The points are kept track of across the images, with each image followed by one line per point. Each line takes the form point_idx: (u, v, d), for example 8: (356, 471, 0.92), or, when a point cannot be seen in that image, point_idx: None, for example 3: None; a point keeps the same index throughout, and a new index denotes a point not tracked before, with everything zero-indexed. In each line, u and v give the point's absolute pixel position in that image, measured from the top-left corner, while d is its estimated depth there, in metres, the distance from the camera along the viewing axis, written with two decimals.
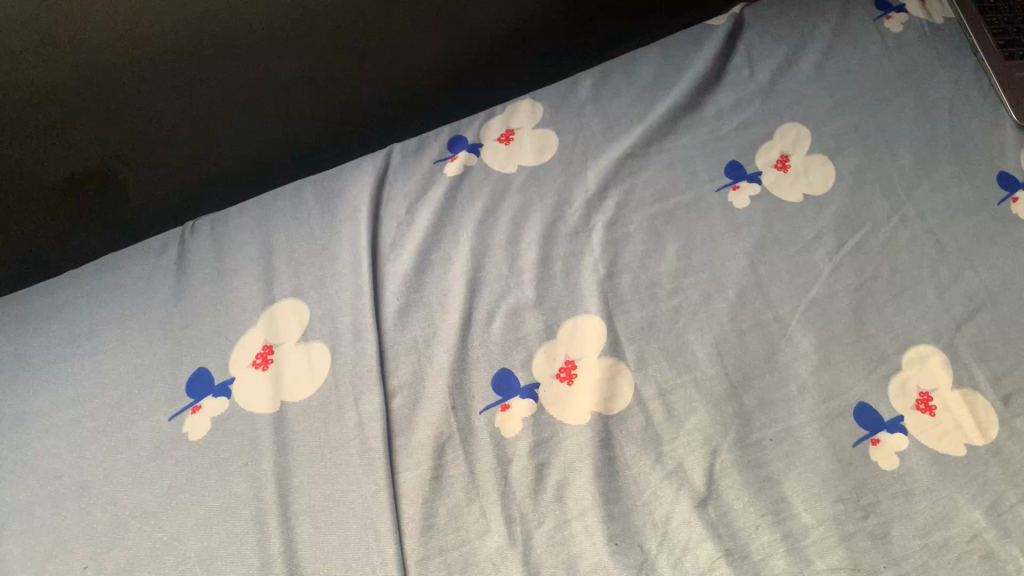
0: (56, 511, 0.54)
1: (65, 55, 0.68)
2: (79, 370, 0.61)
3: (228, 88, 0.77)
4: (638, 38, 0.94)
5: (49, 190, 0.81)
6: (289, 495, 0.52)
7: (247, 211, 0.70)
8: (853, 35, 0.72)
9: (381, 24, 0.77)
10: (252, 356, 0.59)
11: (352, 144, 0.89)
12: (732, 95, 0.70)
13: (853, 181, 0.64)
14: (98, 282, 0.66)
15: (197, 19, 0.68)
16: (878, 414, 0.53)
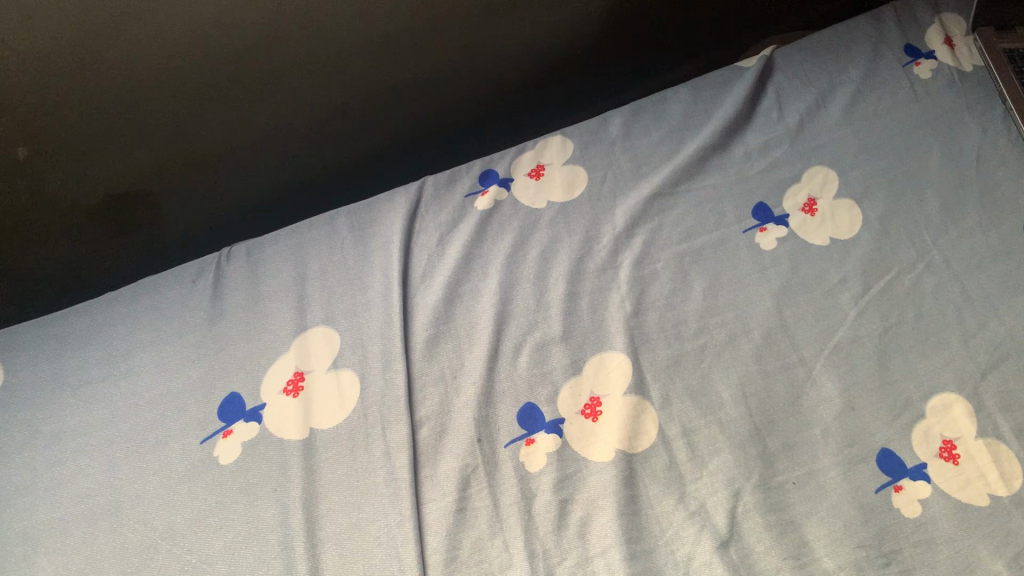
0: (88, 531, 0.55)
1: (108, 82, 0.70)
2: (114, 391, 0.62)
3: (264, 114, 0.78)
4: (672, 68, 0.94)
5: (87, 212, 0.83)
6: (315, 522, 0.53)
7: (282, 238, 0.71)
8: (880, 80, 0.73)
9: (417, 57, 0.78)
10: (283, 382, 0.60)
11: (386, 174, 0.90)
12: (760, 137, 0.72)
13: (879, 226, 0.64)
14: (136, 304, 0.68)
15: (237, 49, 0.70)
16: (901, 459, 0.53)
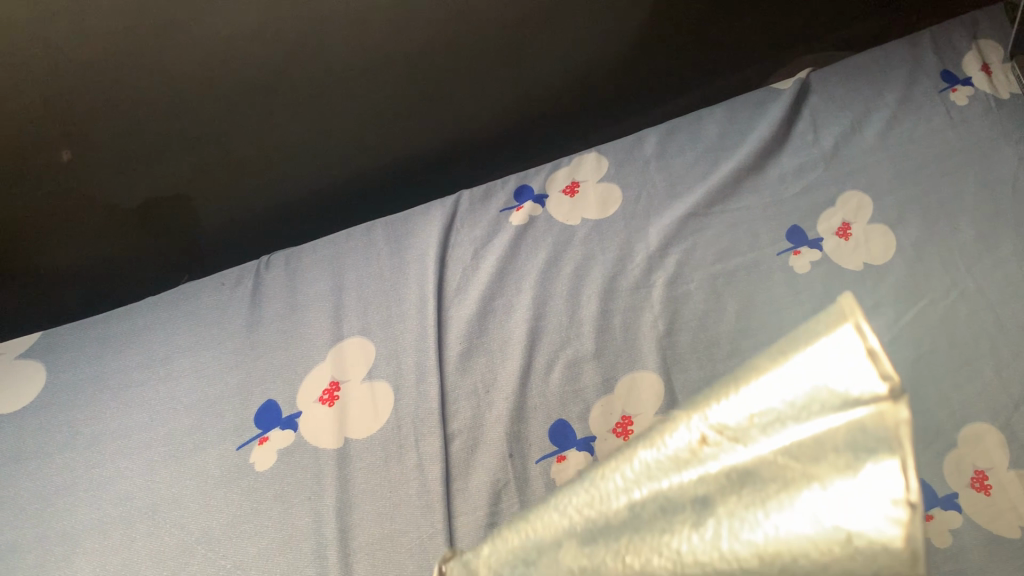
0: (126, 534, 0.56)
1: (153, 88, 0.71)
2: (153, 396, 0.63)
3: (302, 123, 0.79)
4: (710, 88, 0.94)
5: (126, 217, 0.84)
6: (348, 531, 0.53)
7: (320, 248, 0.72)
8: (916, 106, 0.73)
9: (454, 70, 0.79)
10: (319, 392, 0.61)
11: (420, 187, 0.91)
12: (795, 159, 0.72)
13: (913, 253, 0.64)
14: (176, 309, 0.69)
15: (277, 59, 0.71)
16: (932, 489, 0.54)
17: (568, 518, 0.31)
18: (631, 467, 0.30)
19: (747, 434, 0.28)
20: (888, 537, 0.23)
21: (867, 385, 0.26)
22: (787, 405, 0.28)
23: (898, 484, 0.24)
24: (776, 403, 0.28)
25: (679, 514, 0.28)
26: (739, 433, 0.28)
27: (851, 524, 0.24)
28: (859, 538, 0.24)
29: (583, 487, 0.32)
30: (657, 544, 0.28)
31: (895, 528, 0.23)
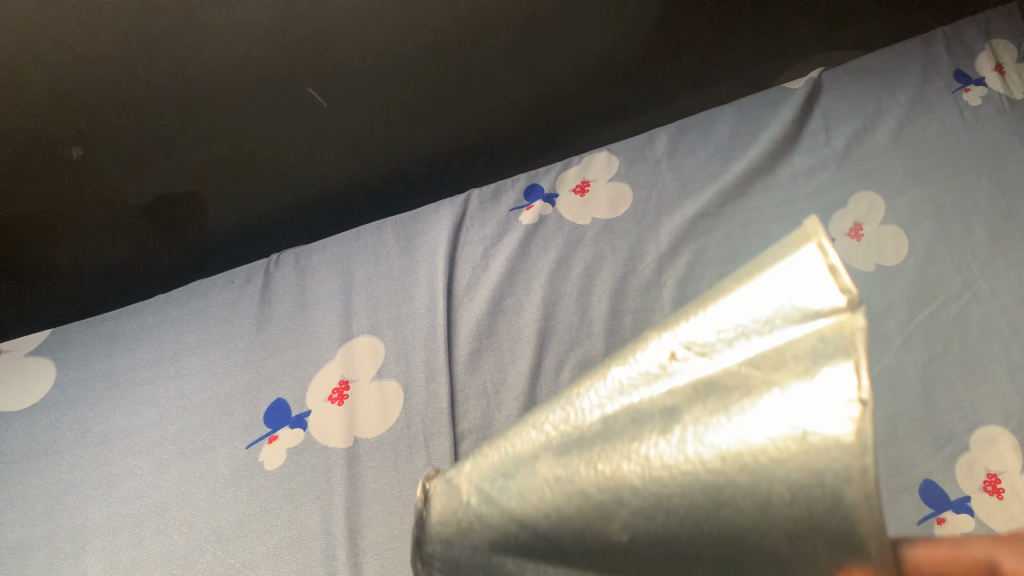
0: (136, 531, 0.56)
1: (164, 84, 0.71)
2: (162, 393, 0.63)
3: (313, 121, 0.79)
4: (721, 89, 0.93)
5: (136, 214, 0.84)
6: (358, 530, 0.53)
7: (330, 246, 0.72)
8: (928, 105, 0.73)
9: (465, 67, 0.78)
10: (328, 391, 0.60)
11: (431, 185, 0.91)
12: (807, 159, 0.72)
13: (925, 254, 0.64)
14: (185, 307, 0.69)
15: (288, 56, 0.71)
16: (945, 492, 0.53)
17: (545, 434, 0.29)
18: (604, 385, 0.29)
19: (716, 347, 0.27)
20: (840, 433, 0.22)
21: (827, 299, 0.25)
22: (755, 322, 0.27)
23: (853, 383, 0.23)
24: (745, 321, 0.27)
25: (646, 421, 0.27)
26: (709, 346, 0.27)
27: (808, 423, 0.23)
28: (814, 435, 0.23)
29: (559, 407, 0.29)
30: (626, 451, 0.27)
31: (848, 424, 0.22)
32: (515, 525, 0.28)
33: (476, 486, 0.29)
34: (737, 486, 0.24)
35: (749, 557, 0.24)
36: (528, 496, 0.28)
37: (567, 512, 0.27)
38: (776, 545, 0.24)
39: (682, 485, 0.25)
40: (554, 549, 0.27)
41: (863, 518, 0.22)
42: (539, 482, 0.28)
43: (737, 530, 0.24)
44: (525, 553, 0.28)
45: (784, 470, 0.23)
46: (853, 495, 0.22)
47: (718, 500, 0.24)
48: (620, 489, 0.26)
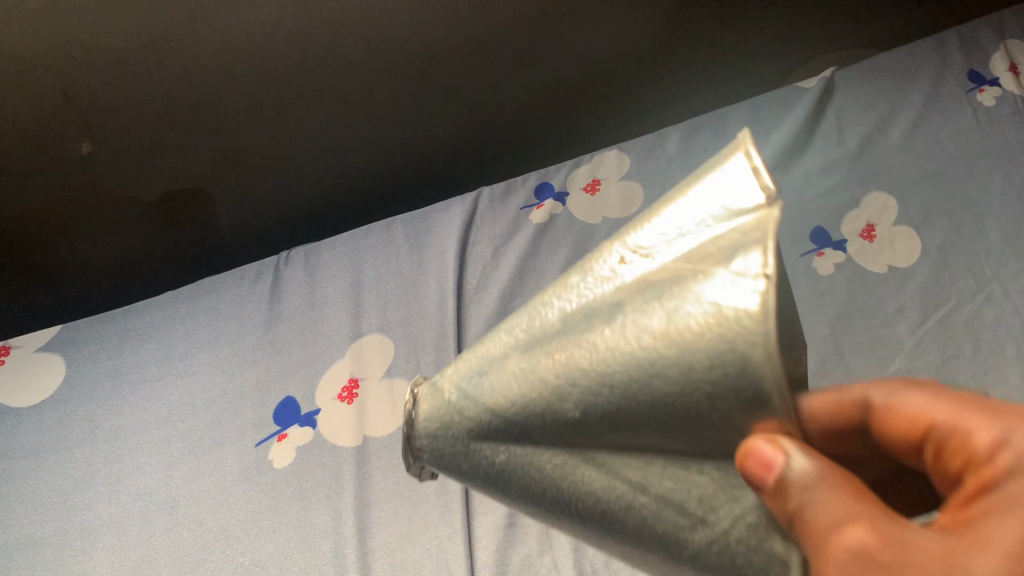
0: (144, 528, 0.56)
1: (172, 80, 0.71)
2: (173, 390, 0.63)
3: (323, 118, 0.78)
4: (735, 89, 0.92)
5: (145, 211, 0.83)
6: (367, 530, 0.53)
7: (340, 243, 0.71)
8: (941, 107, 0.72)
9: (474, 65, 0.78)
10: (337, 389, 0.60)
11: (444, 185, 0.91)
12: (820, 158, 0.72)
13: (938, 256, 0.63)
14: (196, 304, 0.69)
15: (296, 51, 0.71)
16: None
17: (513, 338, 0.34)
18: (563, 291, 0.33)
19: (657, 249, 0.30)
20: (749, 306, 0.25)
21: (751, 198, 0.28)
22: (690, 225, 0.30)
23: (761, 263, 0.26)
24: (684, 226, 0.30)
25: (595, 316, 0.31)
26: (653, 248, 0.31)
27: (722, 298, 0.26)
28: (727, 308, 0.26)
29: (528, 316, 0.34)
30: (576, 341, 0.31)
31: (756, 297, 0.25)
32: (489, 413, 0.33)
33: (456, 386, 0.35)
34: (664, 358, 0.27)
35: (677, 419, 0.28)
36: (499, 388, 0.33)
37: (529, 397, 0.31)
38: (700, 407, 0.27)
39: (621, 363, 0.29)
40: (519, 432, 0.32)
41: (769, 378, 0.25)
42: (506, 375, 0.33)
43: (668, 399, 0.27)
44: (496, 438, 0.33)
45: (703, 341, 0.26)
46: (760, 357, 0.25)
47: (650, 373, 0.28)
48: (569, 372, 0.30)
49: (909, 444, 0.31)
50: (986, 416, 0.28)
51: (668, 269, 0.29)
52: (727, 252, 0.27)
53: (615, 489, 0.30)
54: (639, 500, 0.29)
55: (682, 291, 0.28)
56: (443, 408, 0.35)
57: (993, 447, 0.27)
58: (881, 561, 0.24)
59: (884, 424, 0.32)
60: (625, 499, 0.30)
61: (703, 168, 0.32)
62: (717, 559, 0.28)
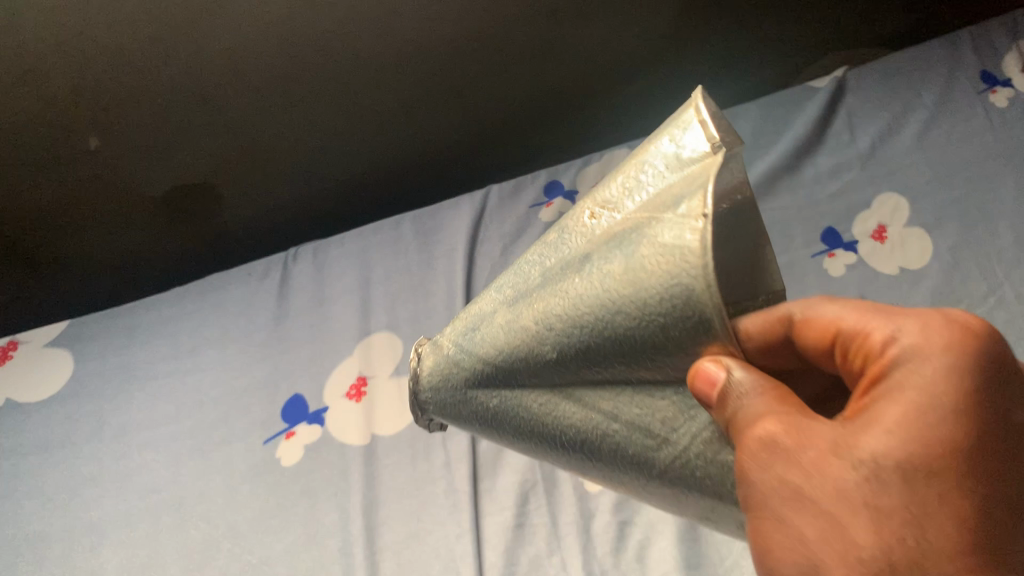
0: (152, 525, 0.55)
1: (181, 74, 0.70)
2: (181, 387, 0.63)
3: (331, 114, 0.78)
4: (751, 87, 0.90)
5: (151, 206, 0.83)
6: (375, 529, 0.53)
7: (348, 240, 0.71)
8: (954, 109, 0.72)
9: (484, 62, 0.77)
10: (346, 387, 0.60)
11: (454, 184, 0.89)
12: (832, 159, 0.72)
13: (950, 258, 0.63)
14: (203, 301, 0.68)
15: (305, 46, 0.70)
16: None
17: (503, 297, 0.39)
18: (545, 251, 0.38)
19: (620, 204, 0.35)
20: (689, 242, 0.29)
21: (699, 147, 0.33)
22: (649, 179, 0.34)
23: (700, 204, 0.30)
24: (644, 181, 0.34)
25: (568, 269, 0.35)
26: (618, 204, 0.35)
27: (668, 238, 0.30)
28: (671, 247, 0.30)
29: (517, 275, 0.39)
30: (552, 291, 0.35)
31: (694, 235, 0.29)
32: (483, 363, 0.38)
33: (455, 341, 0.40)
34: (622, 297, 0.31)
35: (637, 351, 0.32)
36: (489, 340, 0.38)
37: (513, 345, 0.36)
38: (655, 339, 0.31)
39: (587, 305, 0.33)
40: (508, 376, 0.37)
41: (708, 306, 0.28)
42: (495, 328, 0.38)
43: (628, 332, 0.31)
44: (490, 384, 0.38)
45: (653, 279, 0.30)
46: (699, 288, 0.28)
47: (612, 310, 0.32)
48: (546, 319, 0.35)
49: (826, 353, 0.30)
50: (892, 316, 0.29)
51: (630, 221, 0.33)
52: (673, 201, 0.31)
53: (591, 420, 0.35)
54: (612, 426, 0.34)
55: (637, 237, 0.32)
56: (443, 362, 0.40)
57: (896, 344, 0.28)
58: (787, 449, 0.27)
59: (803, 335, 0.30)
60: (600, 427, 0.35)
61: (660, 129, 0.36)
62: (680, 472, 0.33)
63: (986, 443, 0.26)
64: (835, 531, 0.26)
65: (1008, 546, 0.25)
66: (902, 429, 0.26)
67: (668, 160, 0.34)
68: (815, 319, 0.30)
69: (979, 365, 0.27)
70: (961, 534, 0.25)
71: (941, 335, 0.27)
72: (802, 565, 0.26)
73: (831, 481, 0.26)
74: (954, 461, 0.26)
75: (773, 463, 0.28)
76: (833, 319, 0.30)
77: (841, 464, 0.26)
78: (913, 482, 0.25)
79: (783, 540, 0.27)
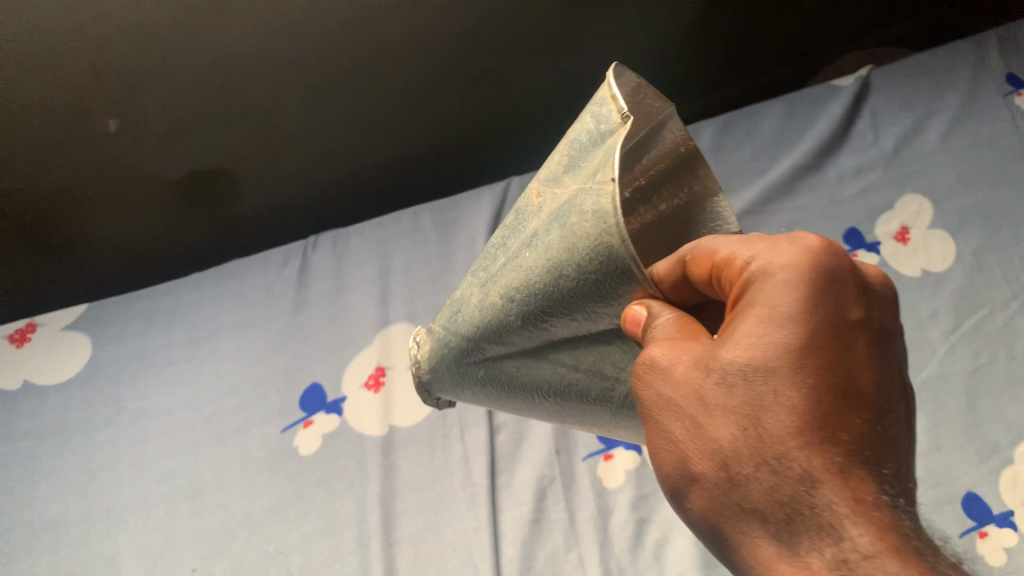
0: (168, 511, 0.55)
1: (202, 56, 0.70)
2: (198, 373, 0.63)
3: (351, 101, 0.77)
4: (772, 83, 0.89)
5: (166, 187, 0.81)
6: (392, 520, 0.52)
7: (368, 230, 0.70)
8: (979, 109, 0.71)
9: (505, 51, 0.77)
10: (364, 377, 0.60)
11: (472, 175, 0.89)
12: (854, 159, 0.71)
13: (973, 261, 0.62)
14: (221, 287, 0.68)
15: (327, 31, 0.70)
16: (988, 505, 0.51)
17: (474, 279, 0.42)
18: (506, 232, 0.41)
19: (560, 179, 0.38)
20: (606, 204, 0.32)
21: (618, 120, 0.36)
22: (582, 153, 0.37)
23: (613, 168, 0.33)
24: (577, 157, 0.37)
25: (521, 245, 0.38)
26: (559, 180, 0.38)
27: (590, 202, 0.33)
28: (594, 211, 0.33)
29: (485, 257, 0.42)
30: (509, 266, 0.38)
31: (609, 197, 0.32)
32: (462, 341, 0.42)
33: (440, 325, 0.44)
34: (560, 261, 0.34)
35: (581, 308, 0.34)
36: (464, 320, 0.41)
37: (482, 319, 0.39)
38: (594, 296, 0.33)
39: (534, 273, 0.36)
40: (483, 349, 0.40)
41: (629, 259, 0.31)
42: (468, 308, 0.41)
43: (571, 293, 0.34)
44: (471, 359, 0.42)
45: (580, 243, 0.33)
46: (618, 243, 0.31)
47: (554, 274, 0.34)
48: (504, 293, 0.37)
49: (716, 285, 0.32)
50: (754, 242, 0.31)
51: (567, 192, 0.36)
52: (597, 171, 0.34)
53: (558, 374, 0.38)
54: (573, 375, 0.38)
55: (570, 207, 0.35)
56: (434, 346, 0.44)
57: (751, 265, 0.30)
58: (660, 367, 0.30)
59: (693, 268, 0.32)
60: (566, 379, 0.38)
61: (587, 109, 0.39)
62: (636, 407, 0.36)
63: (820, 343, 0.28)
64: (696, 431, 0.29)
65: (843, 430, 0.28)
66: (747, 337, 0.28)
67: (596, 134, 0.37)
68: (696, 251, 0.32)
69: (811, 276, 0.29)
70: (802, 422, 0.27)
71: (785, 255, 0.30)
72: (674, 462, 0.30)
73: (694, 388, 0.29)
74: (794, 360, 0.28)
75: (652, 378, 0.30)
76: (709, 248, 0.31)
77: (700, 374, 0.29)
78: (757, 382, 0.28)
79: (665, 443, 0.30)
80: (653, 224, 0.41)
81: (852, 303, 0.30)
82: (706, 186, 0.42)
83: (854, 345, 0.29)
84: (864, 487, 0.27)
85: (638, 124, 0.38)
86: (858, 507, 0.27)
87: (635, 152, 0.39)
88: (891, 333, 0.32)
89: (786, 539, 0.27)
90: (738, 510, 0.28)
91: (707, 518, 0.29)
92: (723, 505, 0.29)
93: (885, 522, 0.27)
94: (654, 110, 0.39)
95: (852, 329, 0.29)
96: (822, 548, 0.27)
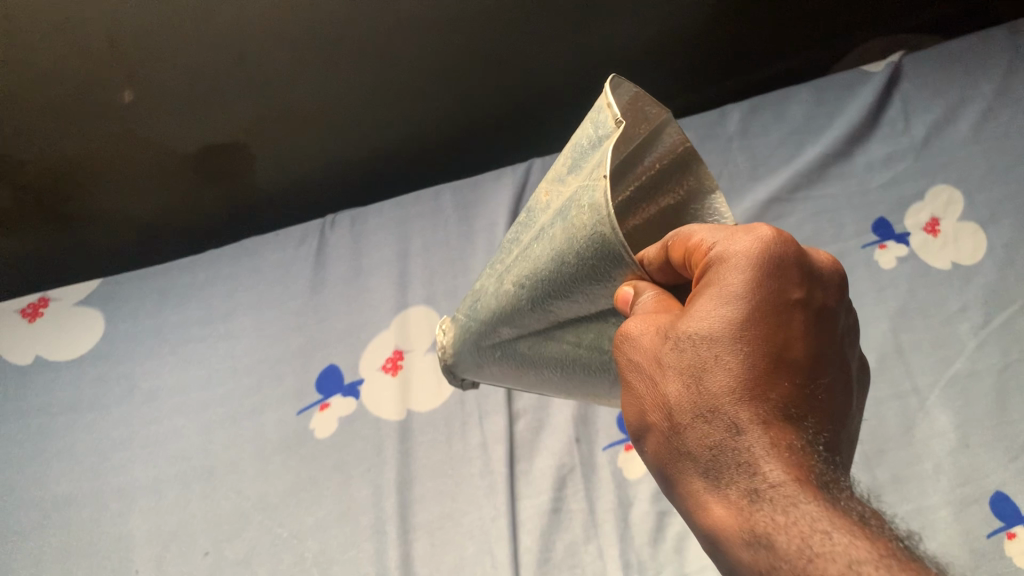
0: (182, 492, 0.54)
1: (219, 28, 0.68)
2: (213, 352, 0.62)
3: (370, 77, 0.76)
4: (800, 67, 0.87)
5: (180, 160, 0.80)
6: (409, 506, 0.52)
7: (387, 209, 0.68)
8: (1014, 99, 0.69)
9: (529, 29, 0.75)
10: (382, 360, 0.59)
11: (492, 154, 0.87)
12: (884, 147, 0.70)
13: (1004, 256, 0.61)
14: (236, 265, 0.67)
15: (347, 4, 0.68)
16: (1017, 505, 0.50)
17: (491, 269, 0.43)
18: (520, 224, 0.42)
19: (566, 175, 0.39)
20: (598, 198, 0.33)
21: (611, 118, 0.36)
22: (585, 150, 0.38)
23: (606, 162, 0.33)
24: (581, 154, 0.38)
25: (531, 236, 0.39)
26: (565, 178, 0.39)
27: (586, 195, 0.34)
28: (589, 203, 0.33)
29: (501, 250, 0.43)
30: (520, 256, 0.39)
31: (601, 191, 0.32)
32: (477, 326, 0.43)
33: (460, 314, 0.45)
34: (561, 251, 0.35)
35: (580, 293, 0.35)
36: (480, 307, 0.42)
37: (494, 305, 0.41)
38: (595, 283, 0.34)
39: (539, 263, 0.37)
40: (497, 333, 0.41)
41: (621, 248, 0.32)
42: (485, 294, 0.42)
43: (571, 280, 0.35)
44: (488, 342, 0.43)
45: (578, 234, 0.34)
46: (609, 232, 0.32)
47: (556, 264, 0.35)
48: (513, 282, 0.39)
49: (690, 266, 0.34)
50: (721, 229, 0.32)
51: (569, 190, 0.37)
52: (594, 167, 0.35)
53: (565, 353, 0.39)
54: (577, 352, 0.38)
55: (570, 201, 0.35)
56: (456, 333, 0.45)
57: (711, 249, 0.32)
58: (624, 332, 0.32)
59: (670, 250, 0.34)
60: (572, 356, 0.39)
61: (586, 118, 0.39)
62: None
63: (759, 312, 0.30)
64: (647, 386, 0.32)
65: (772, 387, 0.29)
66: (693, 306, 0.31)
67: (596, 131, 0.37)
68: (676, 237, 0.33)
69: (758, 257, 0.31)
70: (733, 379, 0.29)
71: (741, 244, 0.31)
72: (634, 413, 0.32)
73: (648, 350, 0.31)
74: (733, 327, 0.30)
75: (620, 344, 0.33)
76: (685, 233, 0.33)
77: (651, 337, 0.31)
78: (697, 344, 0.30)
79: (627, 402, 0.33)
80: (655, 222, 0.43)
81: (800, 283, 0.31)
82: (701, 183, 0.42)
83: (799, 321, 0.31)
84: (786, 435, 0.29)
85: (630, 131, 0.40)
86: (777, 451, 0.28)
87: (628, 158, 0.42)
88: (839, 313, 0.33)
89: (712, 481, 0.29)
90: (677, 455, 0.31)
91: (658, 466, 0.32)
92: (666, 450, 0.31)
93: (801, 463, 0.28)
94: (650, 118, 0.41)
95: (797, 306, 0.31)
96: (737, 482, 0.29)
